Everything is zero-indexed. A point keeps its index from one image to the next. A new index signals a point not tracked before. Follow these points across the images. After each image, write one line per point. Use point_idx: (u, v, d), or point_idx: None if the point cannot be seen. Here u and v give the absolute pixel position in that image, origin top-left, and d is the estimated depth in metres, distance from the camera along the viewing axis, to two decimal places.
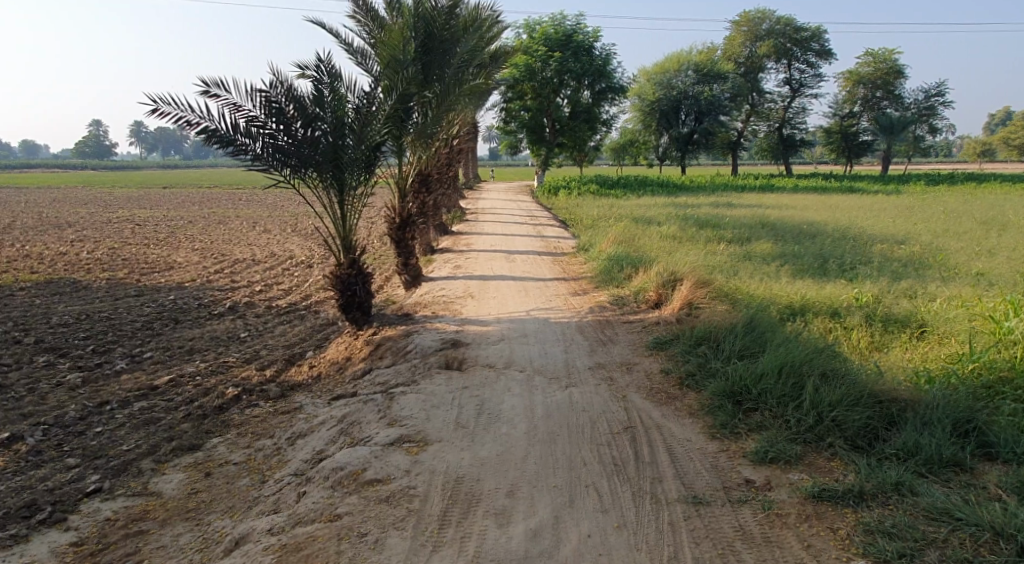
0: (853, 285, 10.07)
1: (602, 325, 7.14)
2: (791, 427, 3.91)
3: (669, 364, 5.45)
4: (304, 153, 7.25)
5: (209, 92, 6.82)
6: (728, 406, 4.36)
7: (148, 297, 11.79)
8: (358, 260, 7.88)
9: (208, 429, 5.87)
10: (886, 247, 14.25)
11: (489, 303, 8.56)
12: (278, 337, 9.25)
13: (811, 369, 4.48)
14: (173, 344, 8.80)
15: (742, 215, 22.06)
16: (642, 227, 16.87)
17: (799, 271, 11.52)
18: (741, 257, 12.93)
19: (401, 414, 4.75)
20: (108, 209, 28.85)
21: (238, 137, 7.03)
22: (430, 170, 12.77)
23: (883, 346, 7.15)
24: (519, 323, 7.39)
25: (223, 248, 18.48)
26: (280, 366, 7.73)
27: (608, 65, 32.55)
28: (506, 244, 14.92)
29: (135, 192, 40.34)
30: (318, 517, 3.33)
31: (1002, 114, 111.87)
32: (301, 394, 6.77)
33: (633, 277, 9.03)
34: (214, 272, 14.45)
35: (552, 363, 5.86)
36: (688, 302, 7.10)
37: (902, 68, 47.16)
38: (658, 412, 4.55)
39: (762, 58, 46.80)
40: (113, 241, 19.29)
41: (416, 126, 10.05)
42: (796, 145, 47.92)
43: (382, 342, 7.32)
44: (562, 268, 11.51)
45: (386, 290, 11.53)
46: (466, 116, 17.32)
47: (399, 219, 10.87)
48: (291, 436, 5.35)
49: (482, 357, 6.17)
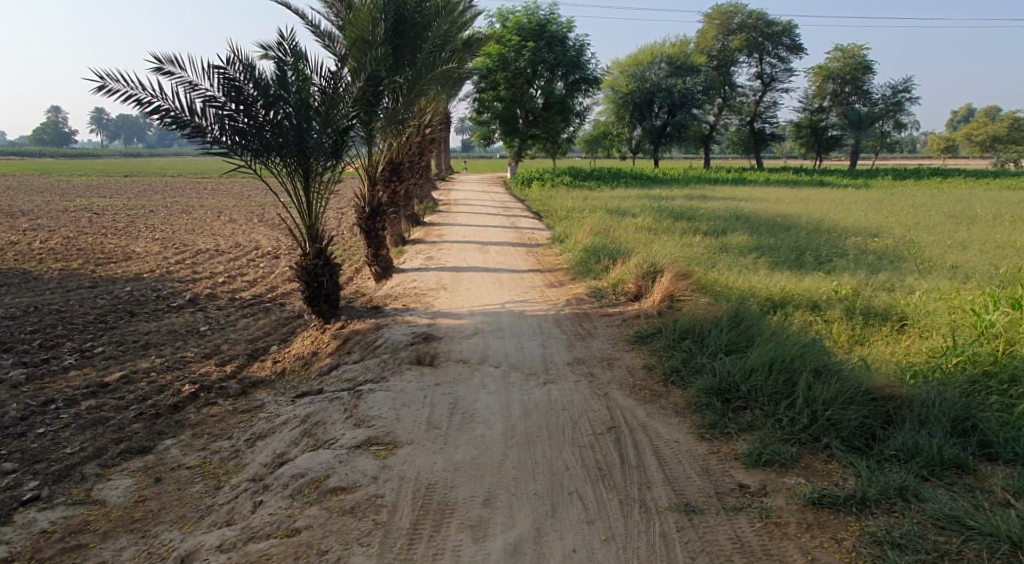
0: (831, 278, 10.02)
1: (581, 318, 6.90)
2: (785, 427, 3.72)
3: (651, 359, 5.24)
4: (265, 137, 6.85)
5: (162, 69, 6.33)
6: (717, 404, 4.16)
7: (102, 288, 11.17)
8: (324, 250, 7.48)
9: (161, 429, 5.44)
10: (859, 240, 14.32)
11: (462, 295, 8.25)
12: (240, 331, 8.80)
13: (802, 365, 4.29)
14: (128, 339, 8.29)
15: (717, 207, 22.05)
16: (617, 218, 16.70)
17: (776, 264, 11.45)
18: (718, 249, 12.82)
19: (369, 413, 4.42)
20: (65, 197, 27.70)
21: (194, 118, 6.63)
22: (402, 159, 12.36)
23: (865, 339, 7.04)
24: (494, 316, 7.11)
25: (186, 237, 17.78)
26: (242, 362, 7.32)
27: (583, 56, 32.32)
28: (480, 235, 14.59)
29: (93, 180, 38.92)
30: (274, 532, 2.99)
31: (964, 111, 114.87)
32: (263, 391, 6.38)
33: (610, 269, 8.81)
34: (175, 262, 13.83)
35: (529, 358, 5.60)
36: (668, 295, 6.91)
37: (870, 64, 47.83)
38: (643, 410, 4.33)
39: (734, 52, 47.01)
40: (68, 230, 18.42)
41: (386, 112, 9.64)
42: (767, 139, 48.46)
43: (350, 336, 6.96)
44: (537, 259, 11.25)
45: (356, 282, 11.13)
46: (439, 104, 16.90)
47: (368, 208, 10.48)
48: (251, 437, 4.96)
49: (455, 352, 5.86)
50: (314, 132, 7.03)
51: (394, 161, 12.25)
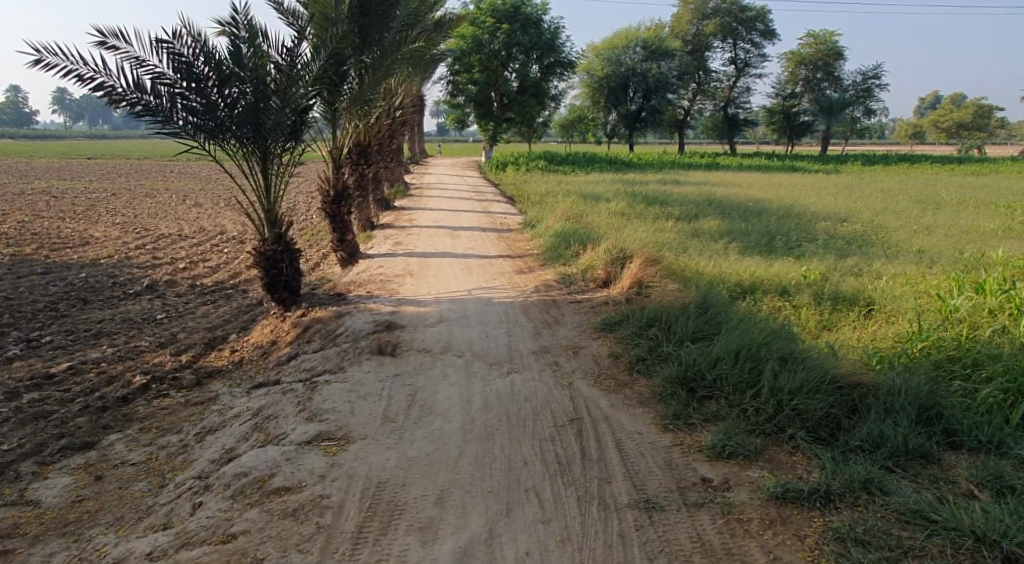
0: (800, 263, 10.05)
1: (549, 305, 6.76)
2: (750, 417, 3.64)
3: (618, 347, 5.13)
4: (220, 117, 6.53)
5: (106, 43, 5.85)
6: (681, 394, 4.06)
7: (55, 274, 10.69)
8: (284, 235, 7.20)
9: (106, 423, 5.15)
10: (828, 225, 14.44)
11: (429, 282, 8.05)
12: (200, 319, 8.47)
13: (769, 353, 4.20)
14: (78, 327, 7.90)
15: (690, 192, 22.11)
16: (590, 203, 16.60)
17: (746, 249, 11.46)
18: (689, 234, 12.81)
19: (323, 405, 4.22)
20: (23, 179, 26.67)
21: (143, 95, 6.23)
22: (369, 141, 12.04)
23: (831, 325, 7.06)
24: (460, 303, 6.94)
25: (147, 222, 17.21)
26: (198, 351, 7.03)
27: (557, 39, 31.88)
28: (451, 220, 14.35)
29: (52, 162, 37.52)
30: (209, 538, 2.80)
31: (931, 98, 117.08)
32: (218, 381, 6.13)
33: (581, 254, 8.68)
34: (134, 247, 13.34)
35: (494, 346, 5.45)
36: (637, 281, 6.80)
37: (842, 50, 48.31)
38: (607, 401, 4.21)
39: (708, 37, 47.05)
40: (22, 213, 17.68)
41: (351, 92, 9.30)
42: (740, 124, 48.77)
43: (311, 325, 6.72)
44: (508, 244, 11.10)
45: (322, 268, 10.83)
46: (410, 86, 16.54)
47: (333, 192, 10.17)
48: (201, 431, 4.73)
49: (418, 340, 5.68)
50: (273, 114, 6.71)
51: (361, 144, 11.92)
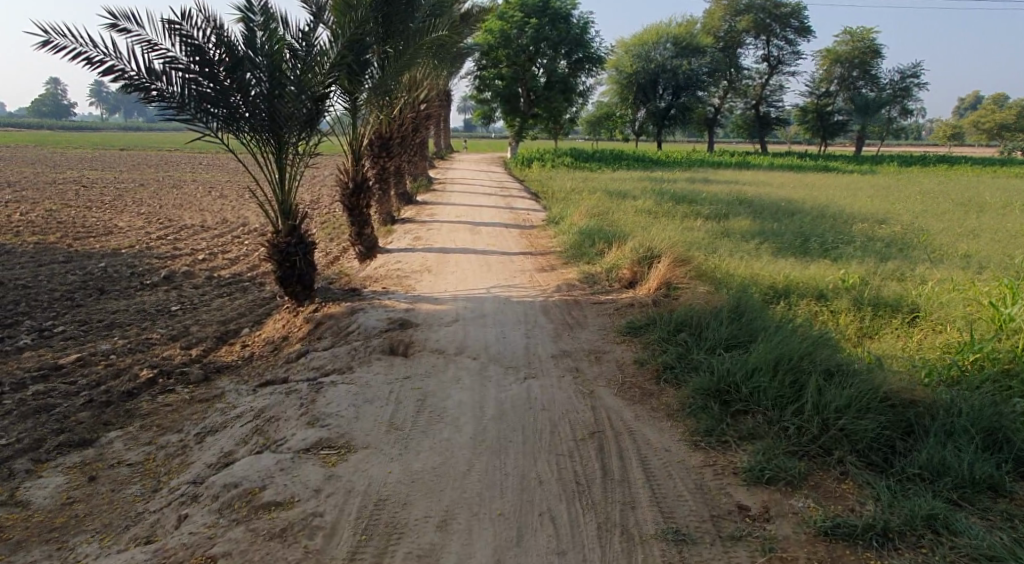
0: (837, 266, 9.53)
1: (570, 305, 6.42)
2: (791, 437, 3.27)
3: (644, 354, 4.77)
4: (233, 104, 6.30)
5: (117, 25, 5.66)
6: (714, 408, 3.71)
7: (76, 263, 10.66)
8: (298, 227, 6.97)
9: (107, 420, 4.97)
10: (867, 227, 13.82)
11: (446, 279, 7.77)
12: (214, 312, 8.31)
13: (812, 365, 3.82)
14: (92, 319, 7.78)
15: (720, 191, 21.51)
16: (616, 201, 16.19)
17: (779, 250, 10.96)
18: (719, 233, 12.34)
19: (327, 409, 3.96)
20: (56, 170, 27.14)
21: (154, 80, 6.06)
22: (391, 134, 11.82)
23: (873, 333, 6.59)
24: (477, 301, 6.64)
25: (172, 213, 17.26)
26: (209, 345, 6.86)
27: (586, 34, 31.31)
28: (473, 215, 14.08)
29: (87, 152, 38.21)
30: (187, 559, 2.55)
31: (971, 98, 113.37)
32: (226, 378, 5.93)
33: (605, 253, 8.31)
34: (156, 238, 13.32)
35: (511, 349, 5.14)
36: (665, 282, 6.43)
37: (880, 47, 46.87)
38: (631, 413, 3.87)
39: (741, 33, 46.02)
40: (52, 202, 17.87)
41: (372, 81, 9.08)
42: (772, 122, 47.66)
43: (323, 321, 6.49)
44: (530, 241, 10.78)
45: (340, 262, 10.63)
46: (435, 79, 16.29)
47: (353, 184, 9.94)
48: (202, 431, 4.52)
49: (431, 341, 5.39)
50: (289, 102, 6.45)
51: (382, 135, 11.68)
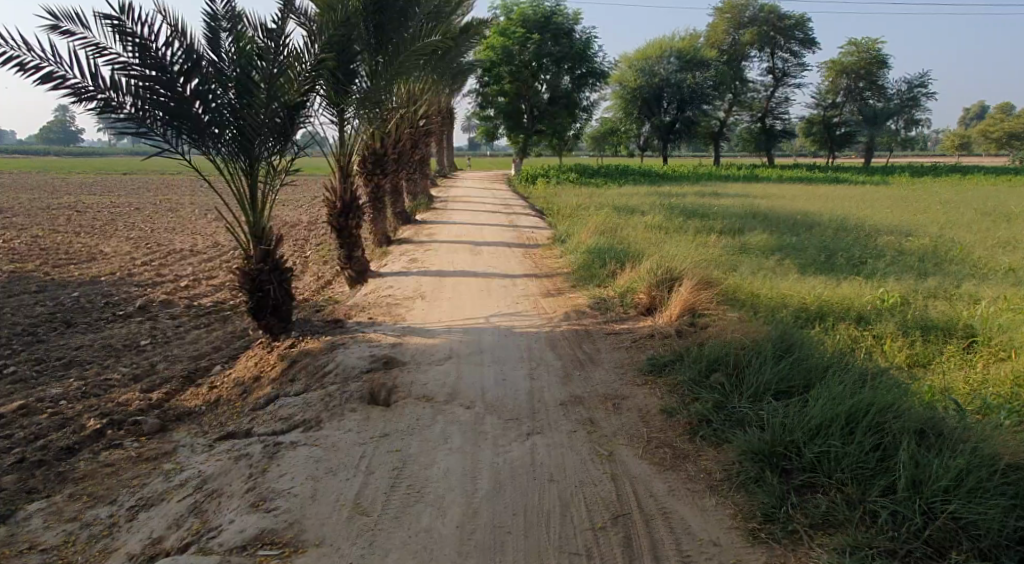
0: (872, 284, 8.70)
1: (580, 337, 5.61)
2: (886, 528, 2.46)
3: (672, 401, 3.96)
4: (196, 115, 5.61)
5: (58, 26, 4.98)
6: (773, 480, 2.89)
7: (47, 293, 9.92)
8: (273, 253, 6.19)
9: (32, 486, 4.17)
10: (892, 239, 13.01)
11: (441, 306, 6.99)
12: (187, 347, 7.53)
13: (895, 423, 3.00)
14: (49, 357, 6.99)
15: (731, 205, 20.75)
16: (625, 217, 15.44)
17: (804, 267, 10.15)
18: (736, 250, 11.53)
19: (279, 482, 3.17)
20: (53, 195, 26.57)
21: (104, 90, 5.35)
22: (386, 150, 11.14)
23: (928, 364, 5.75)
24: (475, 333, 5.85)
25: (163, 237, 16.59)
26: (173, 387, 6.07)
27: (589, 49, 30.89)
28: (475, 235, 13.33)
29: (87, 177, 37.96)
30: None
31: (976, 108, 112.48)
32: (185, 428, 5.14)
33: (618, 274, 7.51)
34: (140, 264, 12.60)
35: (512, 394, 4.33)
36: (688, 309, 5.62)
37: (886, 58, 46.21)
38: (663, 485, 3.06)
39: (745, 46, 45.57)
40: (40, 228, 17.22)
41: (361, 91, 8.36)
42: (778, 135, 46.93)
43: (298, 359, 5.70)
44: (534, 261, 10.01)
45: (331, 287, 9.87)
46: (435, 94, 15.70)
47: (341, 203, 9.17)
48: (137, 503, 3.72)
49: (418, 385, 4.59)
50: (259, 110, 5.76)
51: (375, 151, 10.98)
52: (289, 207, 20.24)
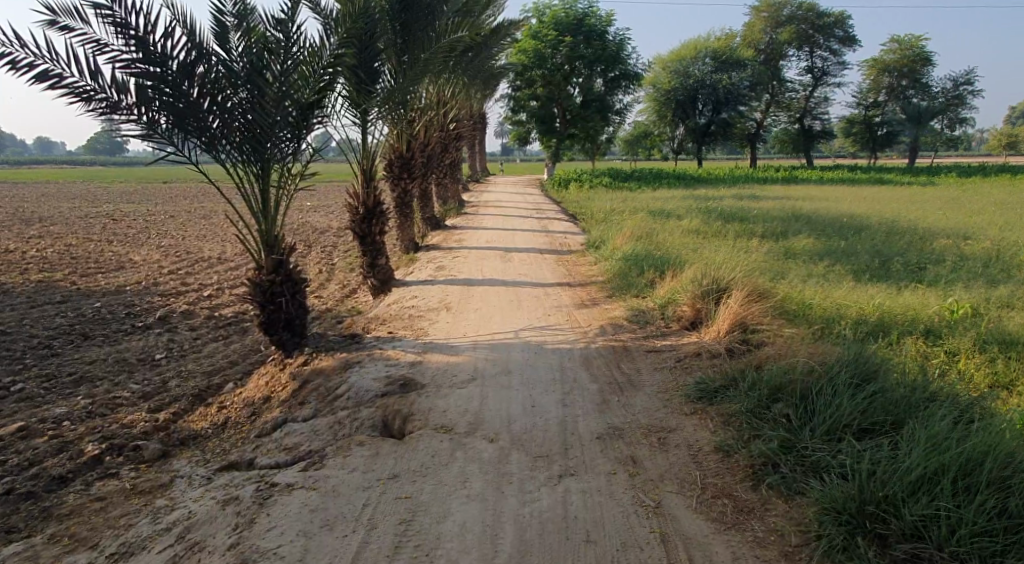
0: (937, 292, 7.92)
1: (618, 354, 5.06)
2: None
3: (729, 436, 3.37)
4: (204, 115, 5.24)
5: (56, 22, 4.67)
6: (868, 550, 2.32)
7: (71, 304, 9.78)
8: (285, 262, 5.78)
9: (16, 524, 3.82)
10: (950, 243, 12.07)
11: (466, 319, 6.51)
12: (202, 362, 7.20)
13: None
14: (61, 372, 6.73)
15: (771, 207, 19.89)
16: (661, 221, 14.80)
17: (858, 273, 9.37)
18: (782, 255, 10.81)
19: (266, 539, 2.71)
20: (93, 204, 27.05)
21: (106, 89, 5.03)
22: (412, 155, 10.76)
23: (1017, 387, 5.02)
24: (501, 350, 5.34)
25: (193, 244, 16.54)
26: (182, 407, 5.72)
27: (623, 50, 30.28)
28: (504, 241, 12.85)
29: (127, 185, 38.73)
30: None
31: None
32: (187, 454, 4.76)
33: (657, 284, 6.93)
34: (166, 273, 12.47)
35: (540, 425, 3.81)
36: (739, 323, 5.02)
37: (931, 54, 44.36)
38: (726, 552, 2.50)
39: (783, 45, 44.27)
40: (75, 237, 17.38)
41: (385, 91, 7.94)
42: (817, 136, 45.44)
43: (310, 379, 5.28)
44: (566, 269, 9.49)
45: (354, 297, 9.50)
46: (465, 97, 15.31)
47: (363, 209, 8.76)
48: (118, 549, 3.31)
49: (435, 412, 4.10)
50: (271, 109, 5.38)
51: (402, 154, 10.58)
52: (318, 214, 20.06)
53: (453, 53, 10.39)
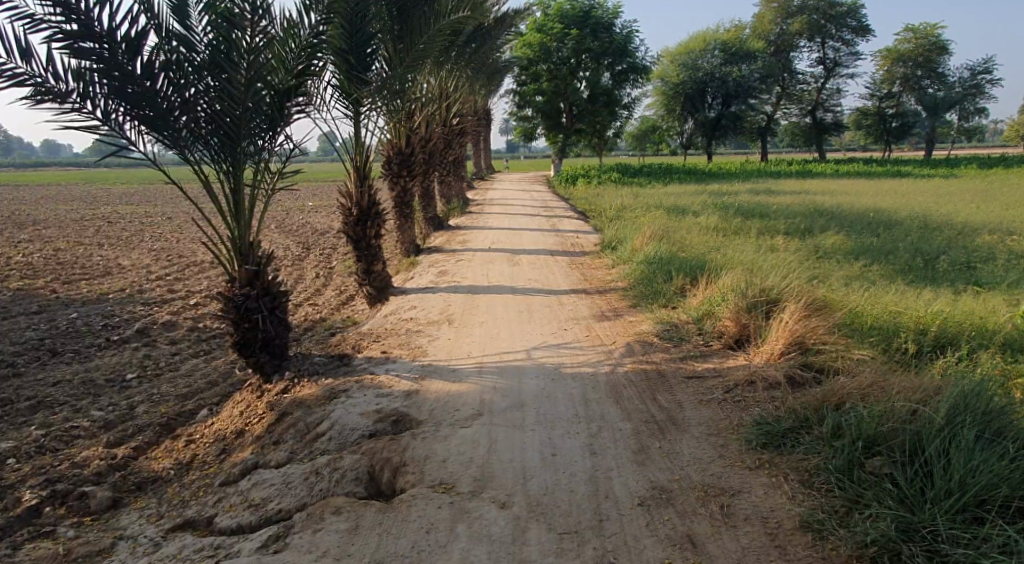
0: (997, 295, 7.06)
1: (652, 381, 4.27)
2: None
3: (820, 510, 2.54)
4: (163, 104, 4.48)
5: None
6: None
7: (47, 315, 9.04)
8: (262, 274, 5.01)
9: None
10: (993, 240, 11.14)
11: (472, 334, 5.75)
12: (178, 383, 6.41)
13: None
14: (17, 398, 5.93)
15: (789, 202, 19.00)
16: (678, 218, 13.99)
17: (901, 274, 8.50)
18: (813, 254, 9.94)
19: None
20: (90, 206, 26.28)
21: (43, 74, 4.26)
22: (413, 152, 9.97)
23: None
24: (513, 374, 4.58)
25: (187, 248, 15.78)
26: (147, 439, 4.96)
27: (630, 43, 29.37)
28: (513, 241, 12.04)
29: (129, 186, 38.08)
30: None
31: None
32: (143, 503, 4.01)
33: (685, 292, 6.15)
34: (154, 279, 11.69)
35: (564, 482, 3.02)
36: (796, 343, 4.22)
37: (947, 43, 42.97)
38: None
39: (794, 36, 43.00)
40: (64, 241, 16.62)
41: (378, 79, 7.14)
42: (829, 129, 44.23)
43: (291, 411, 4.54)
44: (579, 273, 8.69)
45: (350, 305, 8.73)
46: (470, 91, 14.51)
47: (356, 209, 7.95)
48: None
49: (434, 461, 3.33)
50: (242, 97, 4.63)
51: (401, 151, 9.78)
52: (317, 214, 19.28)
53: (455, 41, 9.62)
